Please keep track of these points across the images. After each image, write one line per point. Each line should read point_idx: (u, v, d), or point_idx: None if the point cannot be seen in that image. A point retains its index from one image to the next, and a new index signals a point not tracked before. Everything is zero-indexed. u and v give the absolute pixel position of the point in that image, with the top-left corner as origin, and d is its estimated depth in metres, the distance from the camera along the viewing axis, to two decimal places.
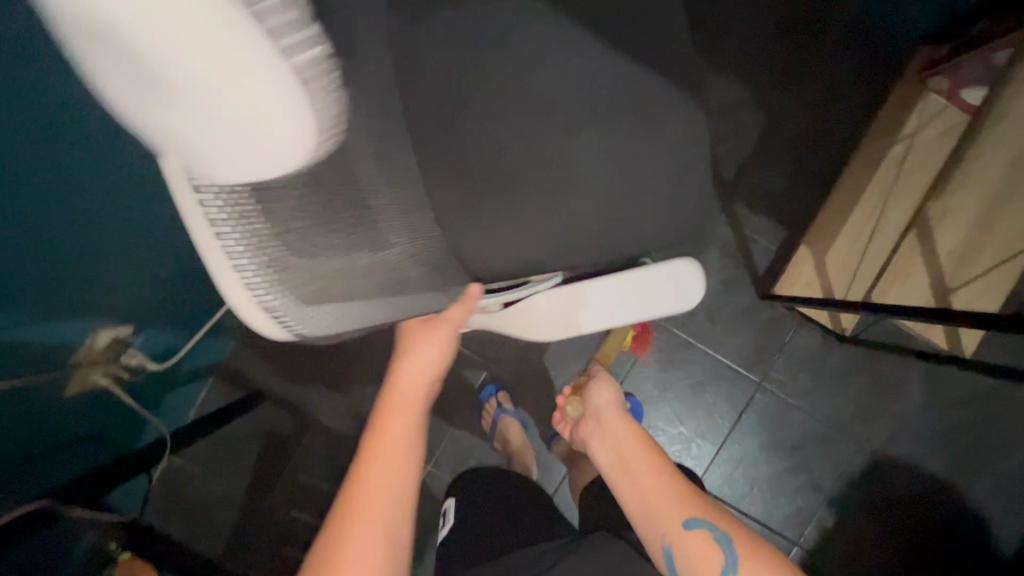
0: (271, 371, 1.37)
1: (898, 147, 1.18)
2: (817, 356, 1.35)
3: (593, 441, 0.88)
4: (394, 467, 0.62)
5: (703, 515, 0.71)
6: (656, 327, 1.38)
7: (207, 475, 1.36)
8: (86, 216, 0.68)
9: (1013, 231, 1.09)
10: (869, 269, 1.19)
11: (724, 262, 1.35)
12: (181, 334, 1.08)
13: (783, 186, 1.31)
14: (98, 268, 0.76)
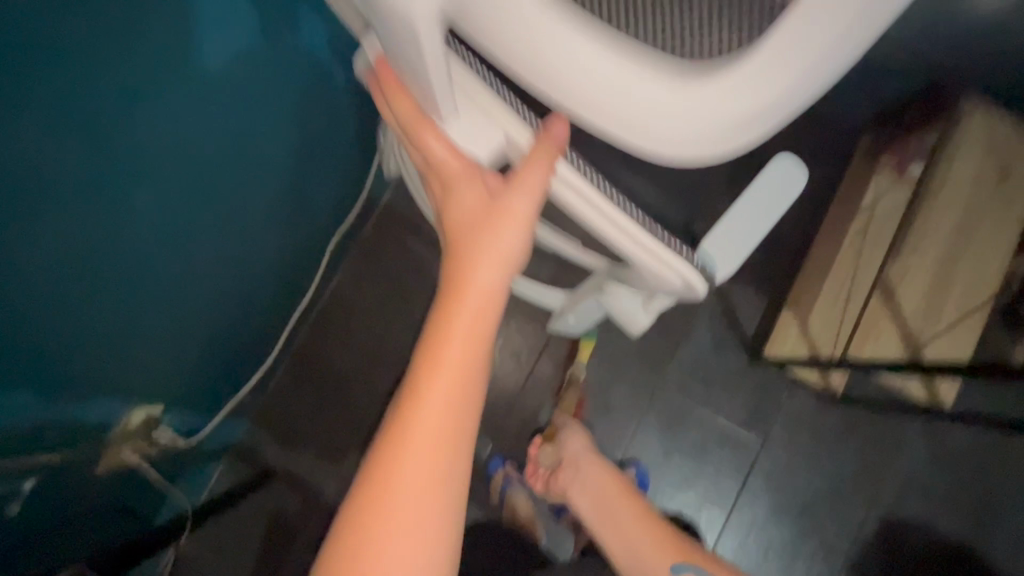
0: (285, 449, 1.40)
1: (862, 218, 1.31)
2: (812, 416, 1.41)
3: (575, 491, 1.13)
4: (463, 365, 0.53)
5: (686, 560, 0.88)
6: (656, 393, 1.44)
7: (215, 563, 1.34)
8: (138, 297, 0.75)
9: (966, 287, 1.22)
10: (848, 328, 1.28)
11: (714, 327, 1.45)
12: (205, 411, 1.13)
13: (759, 256, 1.45)
14: (140, 346, 0.83)
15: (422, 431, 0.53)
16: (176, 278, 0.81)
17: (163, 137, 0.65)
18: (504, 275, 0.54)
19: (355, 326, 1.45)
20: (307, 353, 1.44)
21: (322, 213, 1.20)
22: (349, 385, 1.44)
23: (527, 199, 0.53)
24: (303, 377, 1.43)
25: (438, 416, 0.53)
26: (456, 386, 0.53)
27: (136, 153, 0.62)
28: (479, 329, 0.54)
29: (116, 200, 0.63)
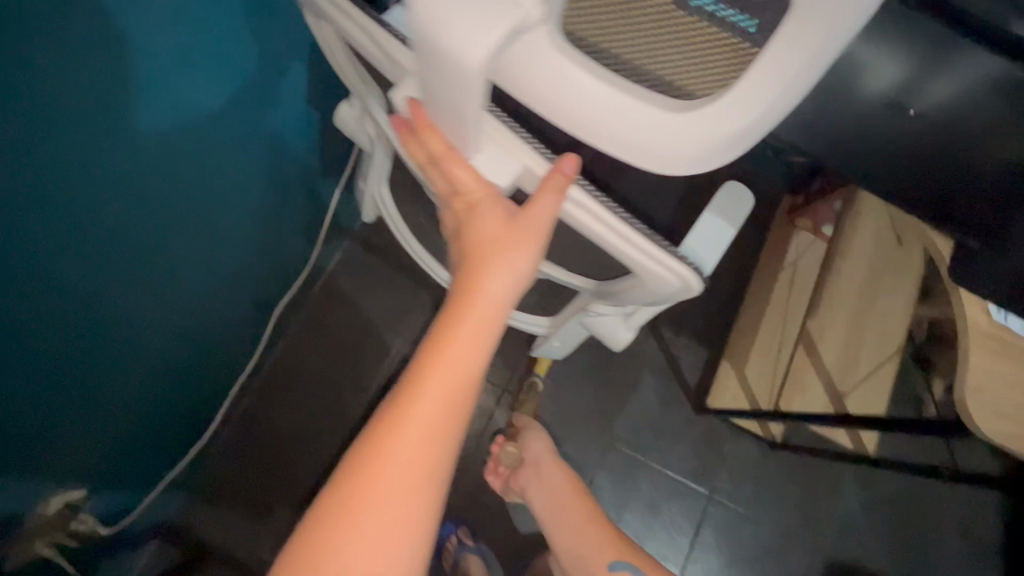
0: (223, 527, 1.33)
1: (784, 274, 1.43)
2: (754, 464, 1.46)
3: (532, 487, 1.19)
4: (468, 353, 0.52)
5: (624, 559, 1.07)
6: (607, 447, 1.46)
7: None
8: (53, 380, 0.73)
9: (875, 341, 1.37)
10: (778, 379, 1.39)
11: (659, 380, 1.51)
12: (135, 493, 1.08)
13: (696, 310, 1.54)
14: (58, 430, 0.79)
15: (413, 425, 0.51)
16: (105, 358, 0.81)
17: (82, 231, 0.65)
18: (514, 283, 0.53)
19: (301, 388, 1.42)
20: (249, 419, 1.38)
21: (269, 278, 1.20)
22: (293, 454, 1.39)
23: (541, 221, 0.51)
24: (246, 445, 1.37)
25: (431, 413, 0.51)
26: (454, 385, 0.52)
27: (49, 248, 0.62)
28: (485, 333, 0.53)
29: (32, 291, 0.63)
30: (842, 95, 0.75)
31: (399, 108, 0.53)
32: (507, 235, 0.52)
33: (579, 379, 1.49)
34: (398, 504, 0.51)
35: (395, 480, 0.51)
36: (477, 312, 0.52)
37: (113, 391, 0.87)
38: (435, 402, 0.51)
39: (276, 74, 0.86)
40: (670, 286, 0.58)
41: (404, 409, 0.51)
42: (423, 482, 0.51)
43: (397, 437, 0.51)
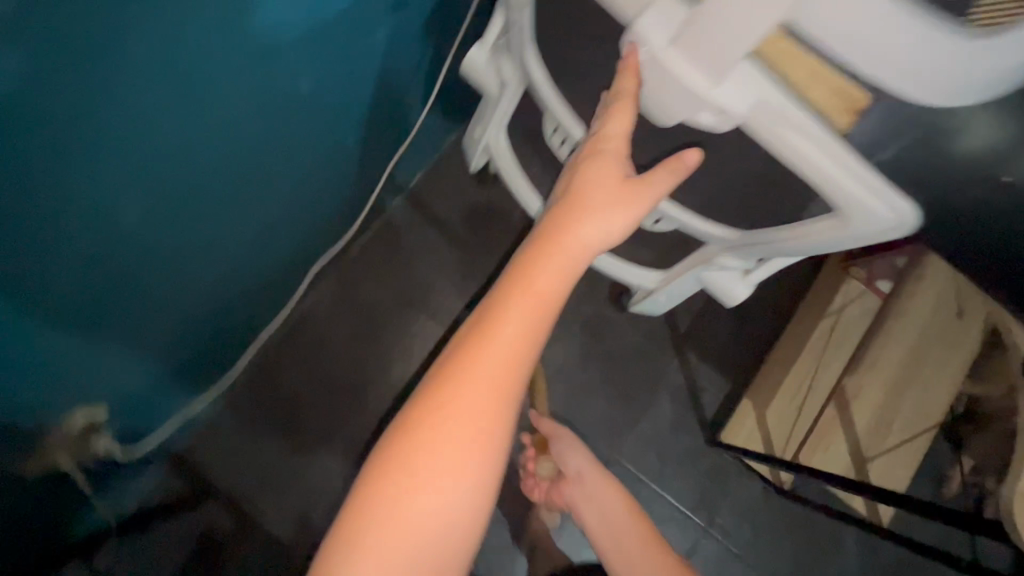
0: (226, 465, 1.36)
1: (825, 321, 1.38)
2: (756, 507, 1.44)
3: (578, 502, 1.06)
4: (553, 282, 0.56)
5: None
6: (611, 461, 1.45)
7: None
8: (93, 310, 0.75)
9: (913, 412, 1.30)
10: (800, 429, 1.35)
11: (676, 404, 1.48)
12: (154, 423, 1.12)
13: (727, 342, 1.51)
14: (93, 354, 0.82)
15: (496, 352, 0.55)
16: (146, 294, 0.83)
17: (141, 173, 0.65)
18: (602, 229, 0.58)
19: (322, 347, 1.44)
20: (268, 368, 1.41)
21: (314, 236, 1.22)
22: (303, 409, 1.41)
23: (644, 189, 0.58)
24: (259, 392, 1.40)
25: (514, 335, 0.55)
26: (537, 313, 0.56)
27: (107, 186, 0.62)
28: (569, 267, 0.57)
29: (81, 225, 0.63)
30: (937, 144, 0.49)
31: (627, 44, 0.54)
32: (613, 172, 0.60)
33: (595, 388, 1.47)
34: (471, 422, 0.55)
35: (472, 399, 0.54)
36: (568, 249, 0.57)
37: (146, 323, 0.89)
38: (519, 329, 0.55)
39: (366, 37, 0.84)
40: (877, 215, 0.55)
41: (488, 336, 0.55)
42: (493, 407, 0.55)
43: (479, 362, 0.55)
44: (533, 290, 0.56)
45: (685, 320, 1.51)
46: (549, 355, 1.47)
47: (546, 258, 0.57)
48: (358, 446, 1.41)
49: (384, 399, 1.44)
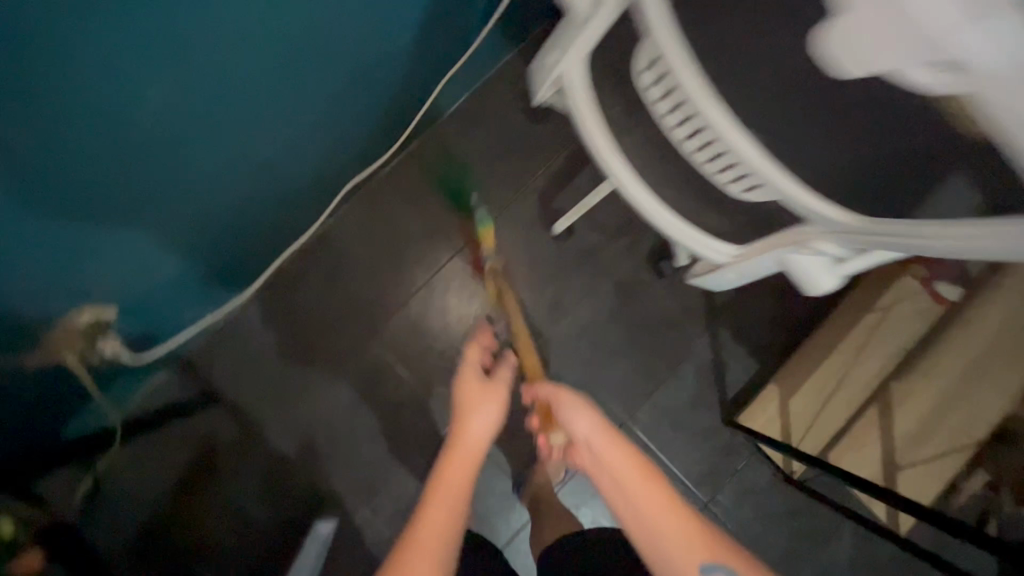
0: (233, 373, 1.33)
1: (868, 319, 1.31)
2: (760, 491, 1.42)
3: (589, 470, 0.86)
4: (477, 435, 0.82)
5: (729, 562, 0.73)
6: (623, 425, 1.41)
7: (138, 474, 1.29)
8: (99, 190, 0.69)
9: (965, 425, 1.21)
10: (822, 424, 1.31)
11: (699, 379, 1.43)
12: (166, 329, 1.09)
13: (763, 323, 1.43)
14: (103, 243, 0.77)
15: (419, 554, 0.67)
16: (162, 186, 0.77)
17: (154, 30, 0.58)
18: (489, 427, 0.85)
19: (342, 270, 1.38)
20: (284, 284, 1.36)
21: (350, 148, 1.12)
22: (317, 330, 1.37)
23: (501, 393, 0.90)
24: (274, 307, 1.35)
25: (456, 478, 0.76)
26: (468, 464, 0.78)
27: (117, 38, 0.55)
28: (473, 451, 0.80)
29: (85, 79, 0.56)
30: None
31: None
32: (482, 398, 0.89)
33: (617, 351, 1.42)
34: (435, 536, 0.69)
35: (434, 513, 0.71)
36: (471, 438, 0.82)
37: (161, 219, 0.82)
38: (433, 529, 0.69)
39: None
40: None
41: (413, 540, 0.68)
42: (453, 522, 0.71)
43: (407, 558, 0.66)
44: (462, 445, 0.81)
45: (723, 294, 1.43)
46: (576, 310, 1.41)
47: (461, 439, 0.81)
48: (369, 374, 1.38)
49: (401, 331, 1.40)
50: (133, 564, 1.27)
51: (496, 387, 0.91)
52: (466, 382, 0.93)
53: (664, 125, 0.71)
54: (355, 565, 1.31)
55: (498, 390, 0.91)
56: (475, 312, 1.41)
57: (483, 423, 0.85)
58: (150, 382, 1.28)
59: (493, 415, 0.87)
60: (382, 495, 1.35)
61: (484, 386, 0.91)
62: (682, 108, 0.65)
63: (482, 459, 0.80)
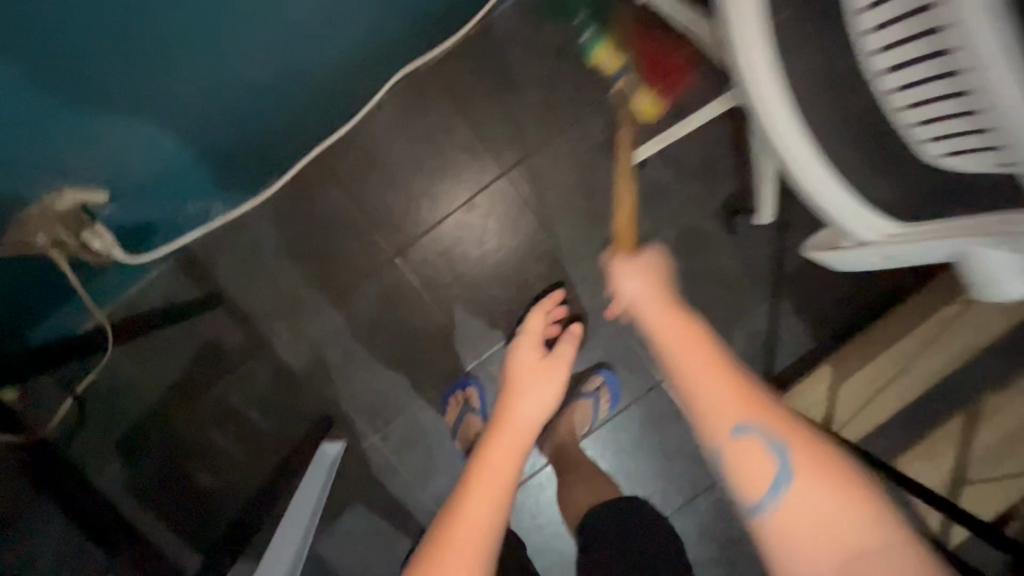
0: (241, 274, 1.23)
1: (948, 308, 1.13)
2: None
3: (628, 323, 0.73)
4: (530, 412, 0.73)
5: (775, 428, 0.56)
6: (655, 385, 1.30)
7: (136, 369, 1.22)
8: (62, 45, 0.60)
9: None
10: (875, 413, 1.18)
11: (747, 349, 1.30)
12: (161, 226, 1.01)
13: (831, 298, 1.27)
14: (70, 114, 0.68)
15: (455, 547, 0.56)
16: (143, 59, 0.67)
17: None
18: (545, 404, 0.75)
19: (376, 177, 1.24)
20: (308, 183, 1.24)
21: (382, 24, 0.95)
22: (340, 239, 1.24)
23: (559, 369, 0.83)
24: (292, 209, 1.23)
25: (503, 466, 0.64)
26: (517, 446, 0.67)
27: None
28: (525, 434, 0.69)
29: None
30: None
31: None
32: (538, 376, 0.81)
33: None
34: (477, 531, 0.58)
35: (473, 508, 0.59)
36: (523, 414, 0.72)
37: (146, 99, 0.73)
38: (474, 518, 0.58)
39: None
40: None
41: (450, 528, 0.58)
42: (499, 514, 0.60)
43: (443, 552, 0.56)
44: (511, 427, 0.69)
45: (794, 260, 1.27)
46: None
47: (510, 418, 0.71)
48: (389, 294, 1.25)
49: (431, 252, 1.25)
50: (127, 458, 1.21)
51: (553, 367, 0.83)
52: (518, 363, 0.85)
53: (874, 72, 0.58)
54: (362, 486, 1.27)
55: (552, 368, 0.83)
56: (516, 242, 1.25)
57: (536, 398, 0.75)
58: (145, 276, 1.20)
59: (549, 393, 0.77)
60: (392, 423, 1.26)
61: (536, 366, 0.83)
62: (932, 47, 0.51)
63: (533, 439, 0.70)
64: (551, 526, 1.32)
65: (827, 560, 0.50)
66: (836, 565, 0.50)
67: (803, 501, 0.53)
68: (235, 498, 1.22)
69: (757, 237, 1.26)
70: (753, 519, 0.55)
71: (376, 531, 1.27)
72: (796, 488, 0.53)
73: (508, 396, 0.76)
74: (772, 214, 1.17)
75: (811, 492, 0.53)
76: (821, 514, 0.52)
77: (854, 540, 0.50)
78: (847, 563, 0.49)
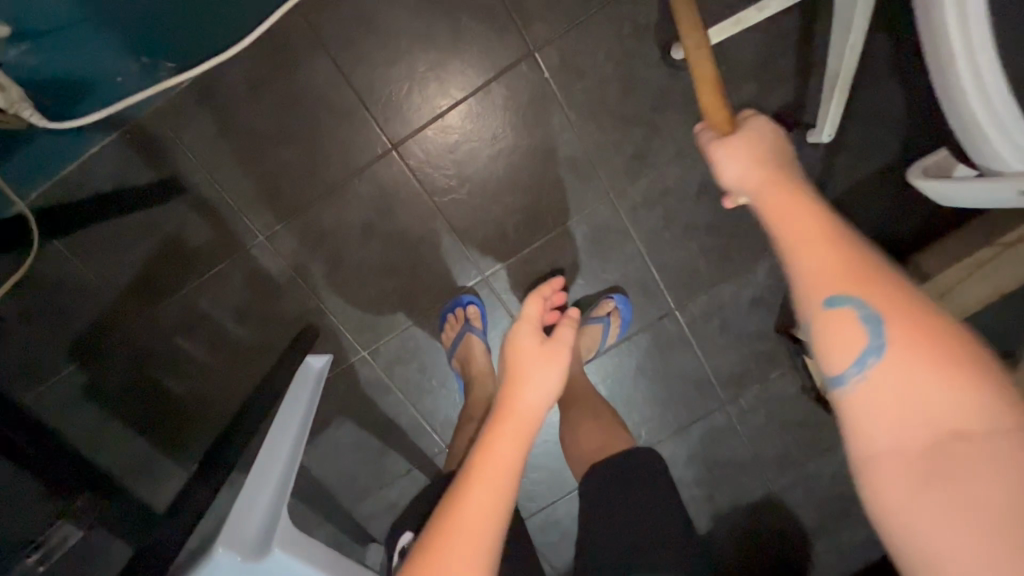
0: (203, 157, 1.04)
1: (987, 247, 1.01)
2: (788, 403, 1.28)
3: (727, 171, 0.52)
4: (528, 407, 0.64)
5: (868, 291, 0.43)
6: (668, 313, 1.21)
7: (85, 263, 1.05)
8: None
9: None
10: None
11: (770, 280, 1.19)
12: (67, 92, 0.88)
13: (867, 230, 1.17)
14: None
15: (456, 543, 0.56)
16: None
17: None
18: (546, 396, 0.65)
19: (372, 48, 1.02)
20: (284, 49, 1.02)
21: None
22: (325, 124, 1.05)
23: (562, 343, 0.70)
24: (263, 81, 1.02)
25: (506, 457, 0.60)
26: (518, 441, 0.61)
27: None
28: (524, 433, 0.62)
29: None
30: None
31: None
32: (538, 361, 0.68)
33: (691, 230, 1.15)
34: (477, 526, 0.57)
35: (476, 499, 0.58)
36: (518, 412, 0.63)
37: None
38: (475, 514, 0.57)
39: None
40: None
41: (450, 525, 0.57)
42: (502, 507, 0.58)
43: (444, 546, 0.56)
44: (514, 417, 0.63)
45: (836, 186, 1.15)
46: (660, 171, 1.11)
47: (504, 424, 0.62)
48: (381, 193, 1.07)
49: (434, 148, 1.06)
50: (84, 362, 1.07)
51: (560, 354, 0.68)
52: (516, 349, 0.70)
53: None
54: (349, 401, 1.19)
55: (560, 353, 0.69)
56: (533, 144, 1.07)
57: (531, 388, 0.65)
58: (84, 155, 1.02)
59: (555, 380, 0.67)
60: (382, 338, 1.15)
61: (540, 351, 0.69)
62: None
63: (538, 431, 0.64)
64: (542, 444, 1.31)
65: (912, 431, 0.40)
66: (926, 438, 0.39)
67: (891, 373, 0.41)
68: (211, 409, 1.11)
69: (802, 157, 1.13)
70: (836, 389, 0.44)
71: (364, 445, 1.22)
72: (887, 358, 0.42)
73: (505, 378, 0.67)
74: (831, 133, 1.03)
75: (905, 366, 0.41)
76: (909, 388, 0.40)
77: (948, 421, 0.39)
78: (938, 444, 0.39)
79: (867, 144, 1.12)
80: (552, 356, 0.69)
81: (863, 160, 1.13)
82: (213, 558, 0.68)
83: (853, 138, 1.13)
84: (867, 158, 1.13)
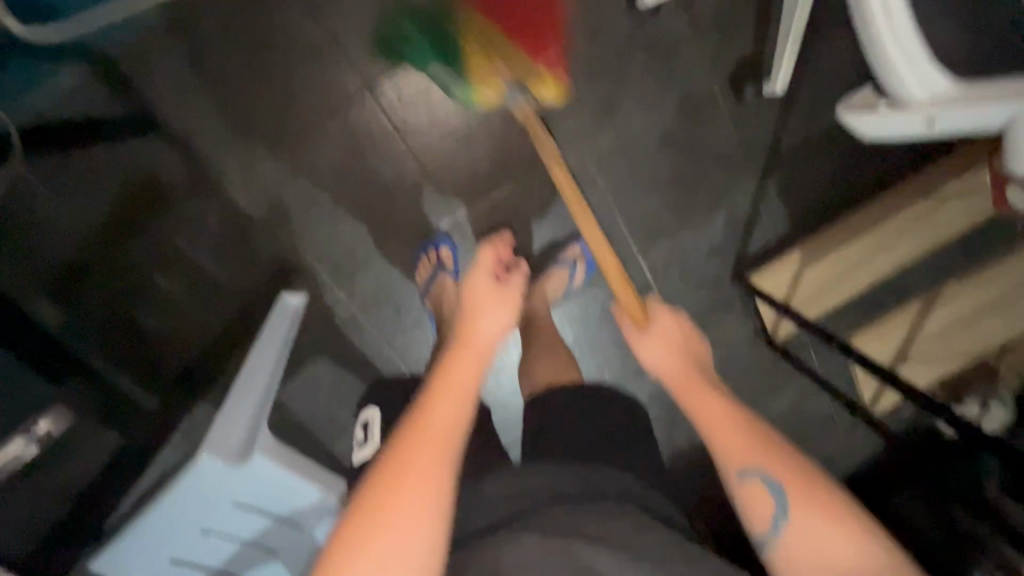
0: (179, 91, 1.06)
1: (924, 205, 1.13)
2: (744, 350, 1.34)
3: (644, 351, 0.80)
4: (483, 339, 0.71)
5: (767, 467, 0.63)
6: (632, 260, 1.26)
7: (59, 197, 1.07)
8: None
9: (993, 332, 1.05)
10: (834, 295, 1.18)
11: (726, 230, 1.26)
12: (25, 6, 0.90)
13: (815, 184, 1.25)
14: None
15: (423, 445, 0.60)
16: None
17: None
18: (498, 332, 0.73)
19: None
20: None
21: None
22: (301, 64, 1.07)
23: (514, 288, 0.78)
24: (241, 17, 1.05)
25: (465, 376, 0.66)
26: (476, 363, 0.68)
27: None
28: (477, 362, 0.69)
29: None
30: None
31: None
32: (491, 300, 0.76)
33: (653, 180, 1.21)
34: (442, 433, 0.61)
35: (438, 412, 0.62)
36: (472, 345, 0.70)
37: None
38: (439, 421, 0.62)
39: None
40: None
41: (416, 432, 0.61)
42: (464, 414, 0.63)
43: (410, 451, 0.59)
44: (470, 345, 0.70)
45: (788, 142, 1.22)
46: (624, 121, 1.17)
47: (460, 353, 0.69)
48: (355, 136, 1.10)
49: (407, 93, 1.10)
50: (59, 295, 1.09)
51: (509, 292, 0.77)
52: (472, 287, 0.78)
53: None
54: (323, 342, 1.23)
55: (510, 295, 0.77)
56: None
57: (483, 323, 0.73)
58: (61, 84, 1.04)
59: (507, 318, 0.75)
60: (357, 279, 1.19)
61: (492, 291, 0.77)
62: None
63: (491, 358, 0.71)
64: None
65: None
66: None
67: (798, 529, 0.60)
68: (187, 344, 1.13)
69: (757, 112, 1.20)
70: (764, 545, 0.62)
71: (333, 386, 1.25)
72: (791, 519, 0.60)
73: (462, 320, 0.74)
74: (783, 89, 1.09)
75: (804, 524, 0.60)
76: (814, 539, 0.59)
77: (844, 565, 0.58)
78: None
79: (816, 102, 1.21)
80: (503, 296, 0.77)
81: (813, 117, 1.21)
82: (202, 462, 0.73)
83: (804, 96, 1.20)
84: (815, 116, 1.21)
